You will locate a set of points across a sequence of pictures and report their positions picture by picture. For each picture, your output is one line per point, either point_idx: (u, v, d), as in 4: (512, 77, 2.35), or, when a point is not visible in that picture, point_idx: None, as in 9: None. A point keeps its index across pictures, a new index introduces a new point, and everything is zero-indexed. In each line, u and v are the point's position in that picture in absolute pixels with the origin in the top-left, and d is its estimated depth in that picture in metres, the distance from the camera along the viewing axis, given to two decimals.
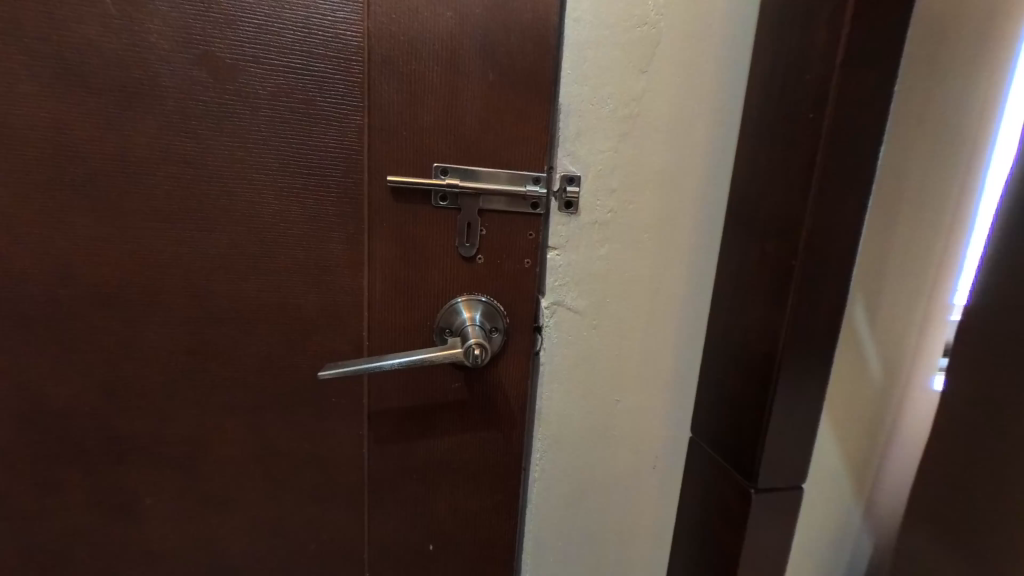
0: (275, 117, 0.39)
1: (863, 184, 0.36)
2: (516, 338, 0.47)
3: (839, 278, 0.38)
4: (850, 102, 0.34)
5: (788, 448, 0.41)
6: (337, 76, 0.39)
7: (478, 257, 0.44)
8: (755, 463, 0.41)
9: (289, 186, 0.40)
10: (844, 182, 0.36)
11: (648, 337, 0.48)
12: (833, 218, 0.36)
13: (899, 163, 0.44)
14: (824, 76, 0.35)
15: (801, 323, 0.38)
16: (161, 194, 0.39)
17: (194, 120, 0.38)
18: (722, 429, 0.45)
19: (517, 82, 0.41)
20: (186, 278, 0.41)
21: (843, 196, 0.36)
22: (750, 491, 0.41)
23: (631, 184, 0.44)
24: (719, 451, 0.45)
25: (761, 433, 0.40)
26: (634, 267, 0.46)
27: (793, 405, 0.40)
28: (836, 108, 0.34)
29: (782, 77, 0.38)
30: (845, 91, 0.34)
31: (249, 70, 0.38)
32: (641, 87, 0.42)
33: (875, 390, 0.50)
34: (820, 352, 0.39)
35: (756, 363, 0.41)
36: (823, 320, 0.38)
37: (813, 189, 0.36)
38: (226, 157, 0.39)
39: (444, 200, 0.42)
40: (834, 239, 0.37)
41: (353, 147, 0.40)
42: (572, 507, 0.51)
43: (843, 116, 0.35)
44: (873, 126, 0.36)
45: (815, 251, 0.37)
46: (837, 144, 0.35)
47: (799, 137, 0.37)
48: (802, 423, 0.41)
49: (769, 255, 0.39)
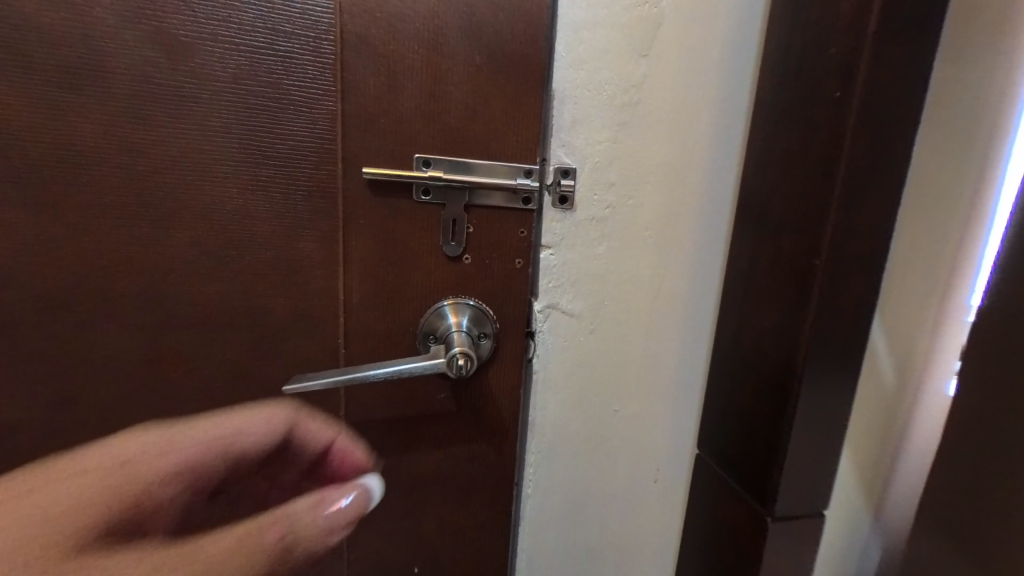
0: (239, 104, 0.35)
1: (895, 173, 0.33)
2: (507, 344, 0.43)
3: (864, 278, 0.35)
4: (880, 81, 0.31)
5: (807, 464, 0.37)
6: (305, 56, 0.35)
7: (464, 256, 0.41)
8: (773, 488, 0.37)
9: (254, 177, 0.36)
10: (877, 169, 0.32)
11: (649, 341, 0.44)
12: (861, 211, 0.33)
13: (920, 151, 0.41)
14: (853, 54, 0.31)
15: (823, 329, 0.35)
16: (113, 188, 0.35)
17: (146, 104, 0.34)
18: (733, 447, 0.41)
19: (508, 66, 0.38)
20: (143, 280, 0.37)
21: (872, 187, 0.33)
22: (767, 518, 0.38)
23: (630, 176, 0.41)
24: (728, 471, 0.42)
25: (779, 454, 0.37)
26: (633, 267, 0.43)
27: (814, 418, 0.36)
28: (865, 88, 0.31)
29: (801, 55, 0.35)
30: (875, 69, 0.31)
31: (209, 49, 0.34)
32: (642, 72, 0.39)
33: (886, 394, 0.47)
34: (844, 360, 0.36)
35: (773, 373, 0.37)
36: (846, 323, 0.35)
37: (842, 178, 0.32)
38: (183, 145, 0.35)
39: (427, 194, 0.39)
40: (862, 234, 0.34)
41: (325, 136, 0.37)
42: (568, 522, 0.48)
43: (872, 98, 0.31)
44: (904, 110, 0.32)
45: (841, 247, 0.33)
46: (869, 129, 0.31)
47: (822, 123, 0.33)
48: (822, 436, 0.37)
49: (787, 251, 0.36)
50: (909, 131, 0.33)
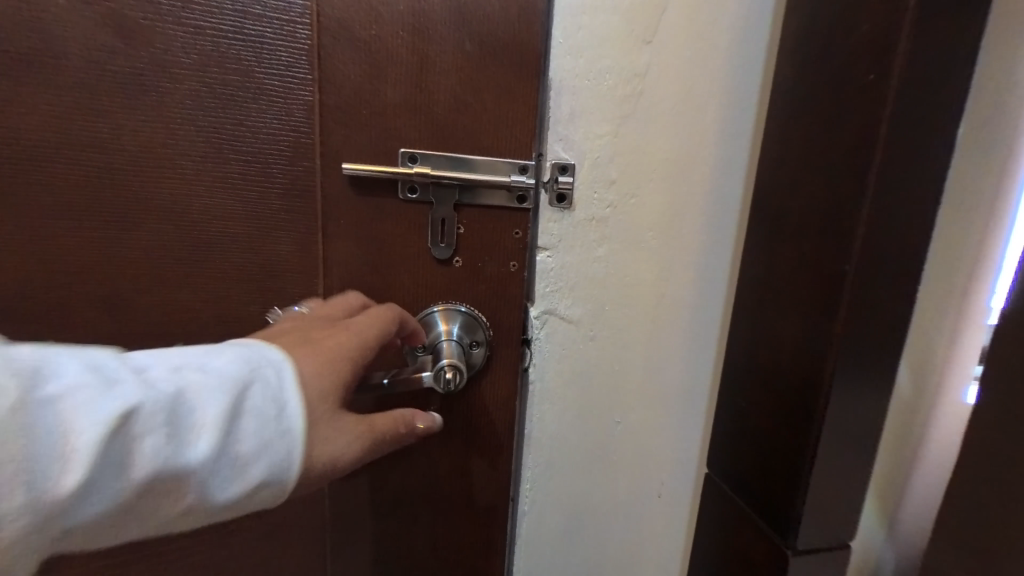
0: (207, 94, 0.32)
1: (932, 166, 0.30)
2: (502, 353, 0.40)
3: (898, 282, 0.31)
4: (921, 64, 0.28)
5: (833, 488, 0.34)
6: (279, 42, 0.33)
7: (455, 259, 0.38)
8: (796, 522, 0.34)
9: (224, 174, 0.34)
10: (915, 162, 0.29)
11: (653, 349, 0.42)
12: (896, 208, 0.30)
13: (964, 124, 0.34)
14: (888, 35, 0.28)
15: (853, 341, 0.31)
16: (68, 186, 0.32)
17: (103, 94, 0.31)
18: (749, 468, 0.38)
19: (501, 54, 0.35)
20: (105, 286, 0.34)
21: (909, 182, 0.30)
22: (788, 554, 0.35)
23: (633, 173, 0.38)
24: (745, 496, 0.39)
25: (803, 483, 0.33)
26: (636, 270, 0.40)
27: (842, 438, 0.33)
28: (903, 74, 0.28)
29: (825, 41, 0.32)
30: (916, 51, 0.27)
31: (172, 33, 0.31)
32: (645, 60, 0.36)
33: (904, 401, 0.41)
34: (874, 372, 0.32)
35: (794, 387, 0.34)
36: (879, 334, 0.32)
37: (874, 172, 0.29)
38: (145, 139, 0.32)
39: (413, 192, 0.36)
40: (896, 234, 0.30)
41: (301, 129, 0.34)
42: (566, 542, 0.45)
43: (913, 83, 0.28)
44: (945, 98, 0.29)
45: (873, 248, 0.30)
46: (906, 117, 0.28)
47: (851, 113, 0.30)
48: (851, 457, 0.34)
49: (811, 255, 0.33)
50: (949, 121, 0.30)
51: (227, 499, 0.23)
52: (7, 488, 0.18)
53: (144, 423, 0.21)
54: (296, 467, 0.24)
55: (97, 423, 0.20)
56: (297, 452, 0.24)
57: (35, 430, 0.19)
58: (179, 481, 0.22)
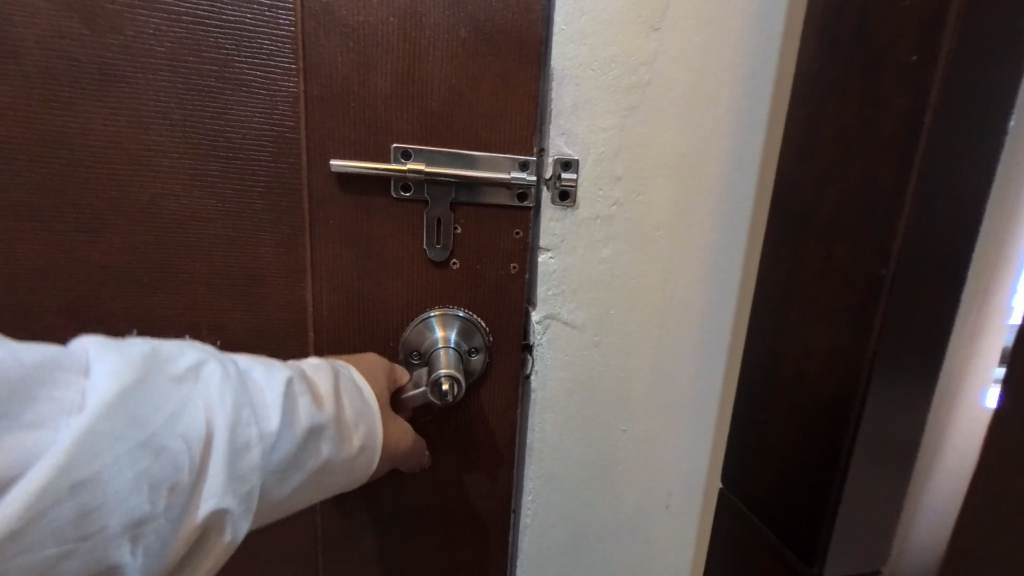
0: (183, 86, 0.30)
1: (975, 157, 0.27)
2: (501, 360, 0.38)
3: (936, 285, 0.29)
4: (968, 49, 0.25)
5: (862, 508, 0.32)
6: (259, 28, 0.30)
7: (451, 261, 0.35)
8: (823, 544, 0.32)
9: (202, 172, 0.31)
10: (959, 153, 0.27)
11: (661, 355, 0.39)
12: (938, 204, 0.27)
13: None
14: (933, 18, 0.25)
15: (885, 351, 0.29)
16: (33, 184, 0.30)
17: (68, 85, 0.29)
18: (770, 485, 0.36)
19: (499, 42, 0.32)
20: (75, 292, 0.32)
21: (951, 174, 0.27)
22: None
23: (640, 169, 0.35)
24: (763, 511, 0.37)
25: (829, 502, 0.31)
26: (644, 272, 0.37)
27: (872, 455, 0.31)
28: (945, 60, 0.25)
29: (854, 26, 0.30)
30: (963, 34, 0.25)
31: (142, 19, 0.29)
32: (654, 48, 0.34)
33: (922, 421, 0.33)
34: (907, 382, 0.30)
35: (821, 399, 0.32)
36: (915, 344, 0.29)
37: (911, 165, 0.27)
38: (115, 134, 0.30)
39: (406, 190, 0.34)
40: (937, 232, 0.28)
41: (284, 122, 0.31)
42: (571, 558, 0.43)
43: (959, 70, 0.25)
44: (992, 87, 0.26)
45: (909, 248, 0.28)
46: (949, 104, 0.26)
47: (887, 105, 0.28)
48: (882, 472, 0.31)
49: (840, 257, 0.31)
50: (996, 112, 0.27)
51: (346, 450, 0.28)
52: (252, 420, 0.23)
53: (302, 390, 0.27)
54: (378, 423, 0.30)
55: (278, 377, 0.26)
56: (376, 413, 0.30)
57: (247, 387, 0.24)
58: (326, 433, 0.27)
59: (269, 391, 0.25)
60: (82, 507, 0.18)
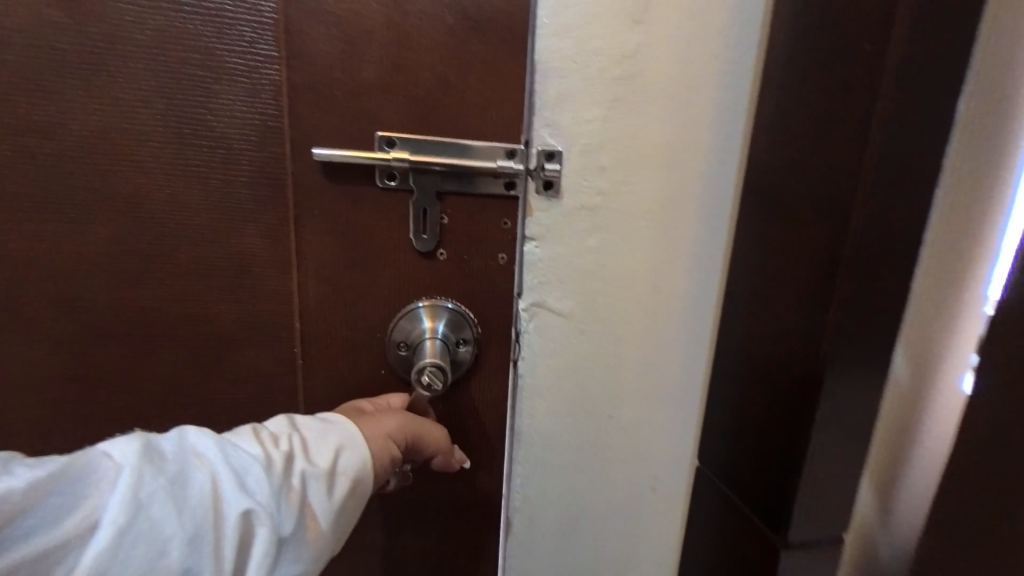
0: (163, 74, 0.30)
1: (931, 148, 0.29)
2: (489, 348, 0.38)
3: (897, 270, 0.30)
4: (920, 41, 0.27)
5: (828, 480, 0.33)
6: (241, 16, 0.30)
7: (438, 251, 0.36)
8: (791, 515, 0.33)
9: (185, 161, 0.31)
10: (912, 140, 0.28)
11: (647, 345, 0.40)
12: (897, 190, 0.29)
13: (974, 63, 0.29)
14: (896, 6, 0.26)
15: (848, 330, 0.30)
16: (15, 173, 0.30)
17: (48, 73, 0.29)
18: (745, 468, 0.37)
19: (483, 30, 0.33)
20: (60, 282, 0.31)
21: (909, 162, 0.28)
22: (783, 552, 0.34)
23: (625, 159, 0.35)
24: (738, 493, 0.38)
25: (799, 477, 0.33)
26: (629, 261, 0.38)
27: (838, 431, 0.32)
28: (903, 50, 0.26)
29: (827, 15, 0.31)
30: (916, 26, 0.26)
31: (121, 8, 0.29)
32: (636, 42, 0.34)
33: (892, 387, 0.35)
34: (870, 361, 0.32)
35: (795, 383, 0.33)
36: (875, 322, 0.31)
37: (879, 156, 0.28)
38: (96, 123, 0.30)
39: (392, 179, 0.34)
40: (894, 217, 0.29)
41: (268, 112, 0.31)
42: (558, 545, 0.43)
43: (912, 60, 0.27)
44: (947, 77, 0.28)
45: (872, 236, 0.29)
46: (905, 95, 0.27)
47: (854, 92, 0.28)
48: (851, 451, 0.33)
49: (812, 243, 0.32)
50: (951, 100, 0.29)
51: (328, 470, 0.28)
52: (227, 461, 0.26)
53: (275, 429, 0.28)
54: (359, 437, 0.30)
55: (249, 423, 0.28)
56: (349, 425, 0.30)
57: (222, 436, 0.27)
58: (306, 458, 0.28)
59: (245, 428, 0.28)
60: (131, 544, 0.23)
